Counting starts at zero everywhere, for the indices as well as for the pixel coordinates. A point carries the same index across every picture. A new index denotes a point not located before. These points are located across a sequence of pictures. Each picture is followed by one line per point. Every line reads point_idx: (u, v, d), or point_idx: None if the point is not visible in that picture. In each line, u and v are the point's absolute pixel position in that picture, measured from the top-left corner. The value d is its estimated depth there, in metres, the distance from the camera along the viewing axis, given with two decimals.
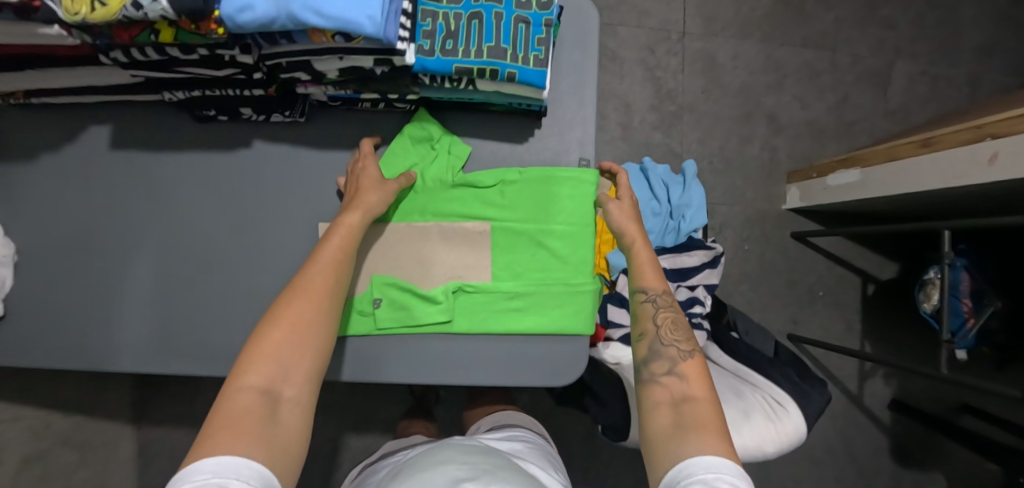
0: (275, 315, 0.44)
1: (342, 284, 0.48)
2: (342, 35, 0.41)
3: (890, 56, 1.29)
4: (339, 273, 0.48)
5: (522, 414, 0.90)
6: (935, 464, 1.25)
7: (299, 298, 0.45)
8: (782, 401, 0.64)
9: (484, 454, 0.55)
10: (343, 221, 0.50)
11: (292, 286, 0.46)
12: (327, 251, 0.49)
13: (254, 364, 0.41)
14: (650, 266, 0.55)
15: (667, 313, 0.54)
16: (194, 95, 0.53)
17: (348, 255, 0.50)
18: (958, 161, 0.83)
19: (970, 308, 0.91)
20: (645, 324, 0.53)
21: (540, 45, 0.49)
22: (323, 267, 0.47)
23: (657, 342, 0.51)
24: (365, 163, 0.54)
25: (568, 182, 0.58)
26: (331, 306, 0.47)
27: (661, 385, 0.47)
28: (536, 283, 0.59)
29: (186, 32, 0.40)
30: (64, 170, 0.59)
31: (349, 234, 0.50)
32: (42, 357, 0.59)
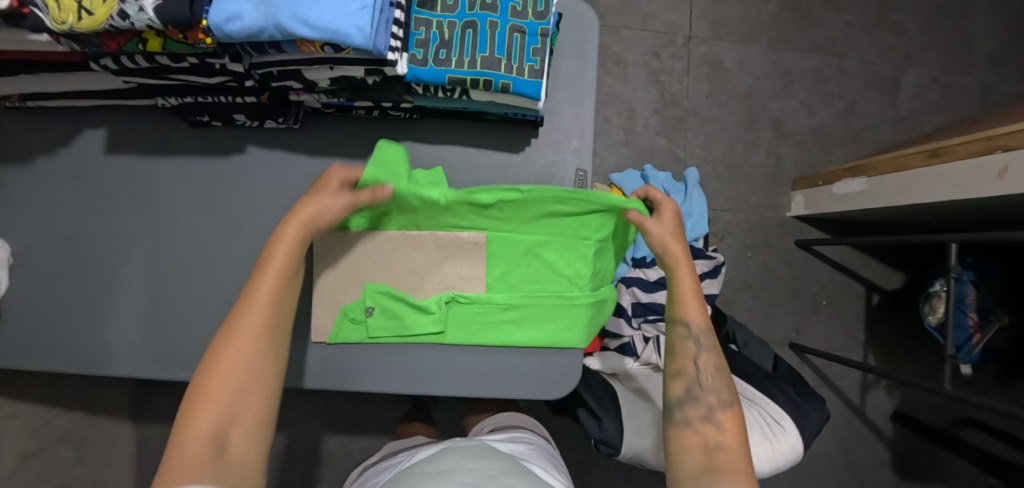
0: (213, 362, 0.42)
1: (281, 317, 0.46)
2: (331, 45, 0.40)
3: (900, 62, 1.26)
4: (275, 305, 0.46)
5: (525, 416, 0.91)
6: (938, 477, 1.23)
7: (235, 340, 0.43)
8: (779, 419, 0.63)
9: (489, 458, 0.60)
10: (281, 246, 0.47)
11: (225, 328, 0.44)
12: (264, 276, 0.45)
13: (198, 410, 0.40)
14: (694, 301, 0.53)
15: (708, 354, 0.53)
16: (186, 101, 0.52)
17: (286, 281, 0.47)
18: (967, 174, 0.81)
19: (977, 323, 0.89)
20: (682, 362, 0.53)
21: (535, 56, 0.48)
22: (257, 301, 0.45)
23: (695, 383, 0.52)
24: (327, 179, 0.50)
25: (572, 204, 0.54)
26: (272, 342, 0.45)
27: (694, 431, 0.49)
28: (531, 296, 0.58)
29: (174, 42, 0.40)
30: (60, 174, 0.59)
31: (287, 253, 0.47)
32: (36, 360, 0.59)
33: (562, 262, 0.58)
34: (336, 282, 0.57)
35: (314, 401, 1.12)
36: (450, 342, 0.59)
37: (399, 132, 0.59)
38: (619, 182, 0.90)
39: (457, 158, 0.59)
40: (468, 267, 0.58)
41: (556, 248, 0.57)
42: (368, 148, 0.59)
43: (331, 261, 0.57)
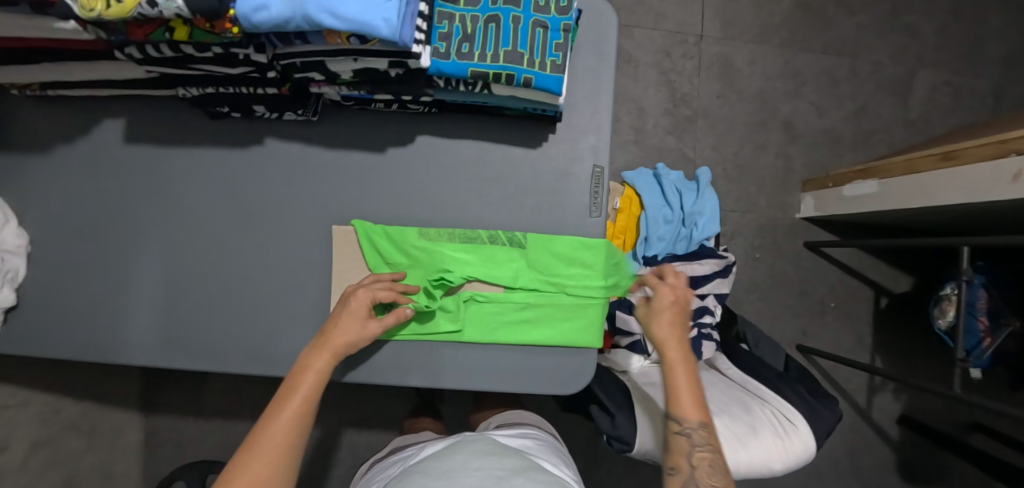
0: (226, 481, 0.41)
1: (302, 437, 0.46)
2: (357, 37, 0.40)
3: (912, 64, 1.26)
4: (301, 425, 0.46)
5: (531, 413, 0.90)
6: (944, 482, 1.23)
7: (255, 458, 0.43)
8: (791, 417, 0.63)
9: (496, 455, 0.59)
10: (312, 368, 0.49)
11: (245, 445, 0.44)
12: (292, 400, 0.47)
13: None
14: (688, 392, 0.53)
15: (703, 451, 0.51)
16: (207, 92, 0.52)
17: (313, 402, 0.48)
18: (981, 177, 0.81)
19: (987, 327, 0.89)
20: (677, 458, 0.51)
21: (557, 51, 0.48)
22: (284, 421, 0.45)
23: (693, 482, 0.50)
24: (356, 303, 0.52)
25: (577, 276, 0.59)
26: (291, 463, 0.45)
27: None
28: (549, 295, 0.59)
29: (201, 31, 0.40)
30: (77, 163, 0.59)
31: (316, 378, 0.48)
32: (51, 349, 0.59)
33: (580, 264, 0.59)
34: (358, 277, 0.59)
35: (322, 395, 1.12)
36: (467, 341, 0.59)
37: (417, 126, 0.59)
38: (632, 180, 0.89)
39: (475, 153, 0.59)
40: (488, 268, 0.59)
41: (575, 248, 0.59)
42: (386, 141, 0.59)
43: (355, 256, 0.58)
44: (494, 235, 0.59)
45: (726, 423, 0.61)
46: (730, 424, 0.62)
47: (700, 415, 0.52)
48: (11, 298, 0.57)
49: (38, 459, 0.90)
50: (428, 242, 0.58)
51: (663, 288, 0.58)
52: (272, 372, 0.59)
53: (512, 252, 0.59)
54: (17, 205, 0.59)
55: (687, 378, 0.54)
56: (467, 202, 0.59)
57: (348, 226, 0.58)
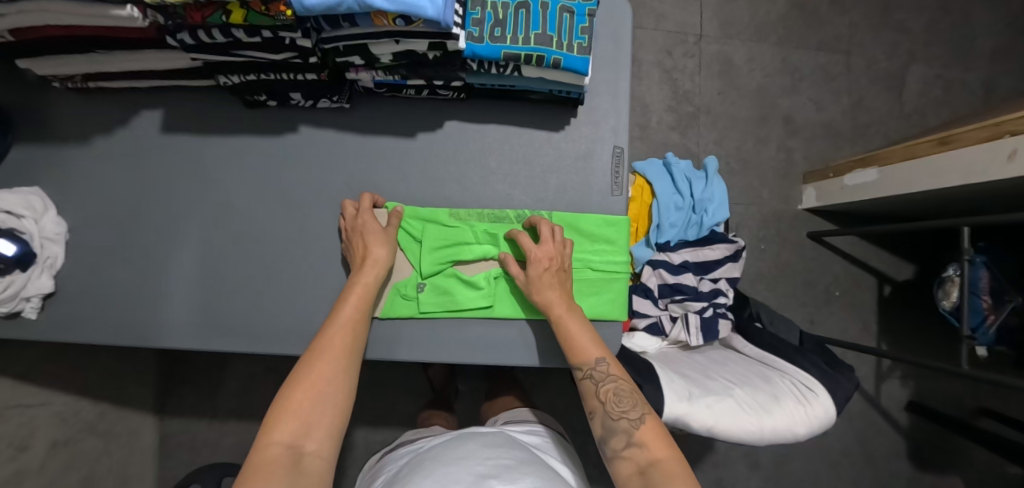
0: (298, 378, 0.47)
1: (359, 341, 0.52)
2: (402, 18, 0.43)
3: (905, 59, 1.31)
4: (356, 331, 0.52)
5: (539, 411, 0.91)
6: (955, 467, 1.24)
7: (318, 357, 0.49)
8: (810, 385, 0.65)
9: (505, 450, 0.61)
10: (358, 282, 0.54)
11: (312, 349, 0.50)
12: (346, 309, 0.53)
13: (280, 420, 0.45)
14: (573, 340, 0.54)
15: (607, 385, 0.53)
16: (247, 80, 0.55)
17: (365, 314, 0.54)
18: (979, 159, 0.84)
19: (989, 304, 0.92)
20: (592, 401, 0.54)
21: (583, 34, 0.51)
22: (342, 327, 0.51)
23: (608, 416, 0.52)
24: (363, 219, 0.56)
25: (598, 249, 0.61)
26: (352, 361, 0.51)
27: (625, 459, 0.50)
28: (575, 270, 0.61)
29: (256, 13, 0.43)
30: (117, 153, 0.61)
31: (363, 293, 0.54)
32: (88, 334, 0.60)
33: (604, 238, 0.61)
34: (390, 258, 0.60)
35: None
36: (498, 316, 0.60)
37: (445, 112, 0.61)
38: (643, 170, 0.91)
39: (502, 137, 0.62)
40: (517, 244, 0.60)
41: (598, 226, 0.61)
42: (415, 127, 0.61)
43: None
44: (521, 213, 0.61)
45: (748, 393, 0.64)
46: (752, 394, 0.64)
47: (594, 350, 0.54)
48: (50, 284, 0.58)
49: (56, 458, 0.89)
50: (459, 221, 0.60)
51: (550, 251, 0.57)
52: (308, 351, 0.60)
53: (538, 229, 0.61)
54: (55, 194, 0.61)
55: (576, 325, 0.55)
56: (495, 183, 0.62)
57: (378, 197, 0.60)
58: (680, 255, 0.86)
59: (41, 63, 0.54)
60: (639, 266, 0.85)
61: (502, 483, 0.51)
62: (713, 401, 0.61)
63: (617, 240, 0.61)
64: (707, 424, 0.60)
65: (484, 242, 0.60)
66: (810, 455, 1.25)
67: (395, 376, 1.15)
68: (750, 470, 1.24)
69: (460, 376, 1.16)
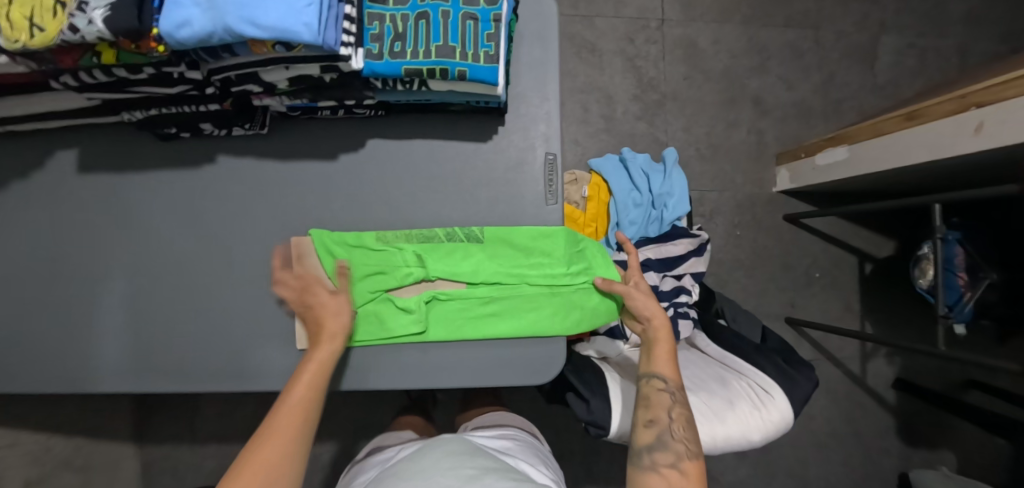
0: (239, 466, 0.44)
1: (310, 424, 0.49)
2: (282, 44, 0.40)
3: (875, 30, 1.26)
4: (307, 414, 0.49)
5: (518, 416, 0.91)
6: (945, 443, 1.22)
7: (266, 443, 0.45)
8: (767, 387, 0.63)
9: (472, 457, 0.60)
10: (312, 358, 0.51)
11: (257, 435, 0.46)
12: (297, 389, 0.49)
13: None
14: (667, 357, 0.58)
15: (679, 408, 0.56)
16: (152, 114, 0.53)
17: (318, 393, 0.50)
18: (945, 133, 0.81)
19: (965, 282, 0.87)
20: (658, 411, 0.56)
21: (489, 41, 0.48)
22: (290, 408, 0.48)
23: (666, 432, 0.54)
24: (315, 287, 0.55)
25: (534, 264, 0.60)
26: (300, 446, 0.47)
27: (660, 474, 0.51)
28: (510, 288, 0.60)
29: (127, 52, 0.40)
30: (33, 197, 0.59)
31: (318, 372, 0.51)
32: (21, 383, 0.59)
33: (581, 263, 0.62)
34: None
35: None
36: (432, 340, 0.59)
37: (367, 130, 0.59)
38: (599, 168, 0.90)
39: (428, 152, 0.59)
40: (448, 264, 0.59)
41: (532, 239, 0.60)
42: (338, 147, 0.59)
43: (316, 265, 0.59)
44: (451, 231, 0.59)
45: (701, 399, 0.62)
46: (706, 400, 0.62)
47: (677, 376, 0.58)
48: None
49: None
50: (388, 244, 0.59)
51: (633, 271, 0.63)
52: (247, 386, 0.59)
53: (470, 246, 0.60)
54: None
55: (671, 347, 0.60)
56: (425, 201, 0.60)
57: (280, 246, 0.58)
58: (642, 253, 0.84)
59: None
60: None
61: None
62: None
63: (557, 250, 0.60)
64: None
65: (413, 265, 0.59)
66: (798, 439, 1.23)
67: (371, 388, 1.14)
68: (737, 457, 1.23)
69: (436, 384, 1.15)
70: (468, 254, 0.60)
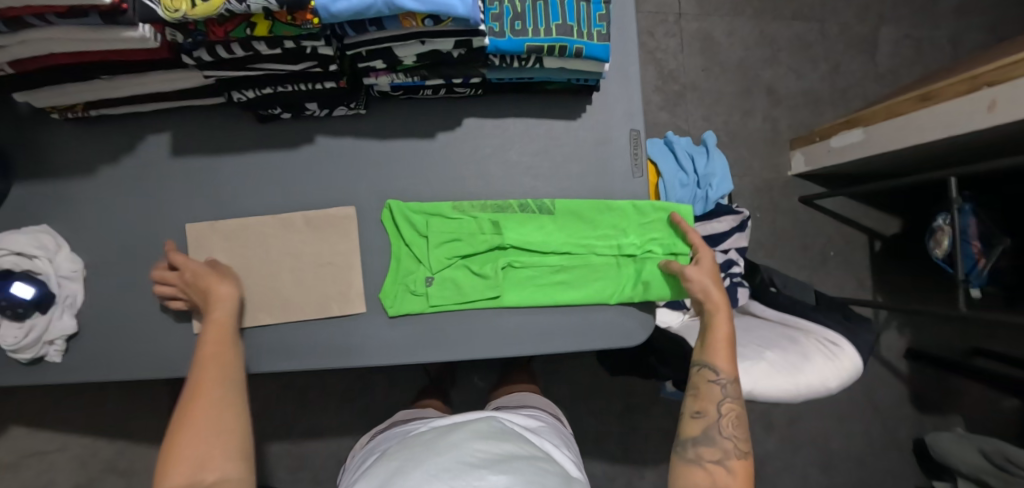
0: (173, 437, 0.44)
1: (235, 377, 0.49)
2: (432, 18, 0.42)
3: (875, 22, 1.36)
4: (228, 369, 0.49)
5: (541, 398, 0.88)
6: (954, 406, 1.31)
7: (193, 404, 0.46)
8: (836, 340, 0.68)
9: (502, 435, 0.56)
10: (210, 323, 0.51)
11: (182, 403, 0.47)
12: (206, 352, 0.49)
13: (170, 471, 0.42)
14: (726, 350, 0.58)
15: (731, 403, 0.58)
16: (262, 94, 0.53)
17: (232, 350, 0.51)
18: (959, 112, 0.89)
19: (981, 250, 0.95)
20: (706, 405, 0.58)
21: (601, 21, 0.51)
22: (208, 368, 0.48)
23: (715, 428, 0.57)
24: (185, 265, 0.53)
25: (600, 234, 0.63)
26: (233, 398, 0.48)
27: (703, 468, 0.55)
28: (580, 257, 0.62)
29: (281, 24, 0.41)
30: (124, 182, 0.59)
31: (221, 331, 0.51)
32: (118, 371, 0.58)
33: (647, 235, 0.63)
34: (411, 259, 0.60)
35: (358, 402, 1.13)
36: (507, 305, 0.60)
37: (462, 109, 0.61)
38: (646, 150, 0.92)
39: (521, 130, 0.62)
40: (521, 233, 0.61)
41: (597, 210, 0.62)
42: (434, 128, 0.61)
43: (355, 241, 0.59)
44: (524, 203, 0.61)
45: (779, 355, 0.67)
46: (783, 355, 0.67)
47: (732, 370, 0.58)
48: (73, 324, 0.57)
49: None
50: (463, 214, 0.60)
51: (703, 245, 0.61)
52: (350, 363, 0.59)
53: (541, 219, 0.62)
54: (65, 230, 0.59)
55: (729, 335, 0.60)
56: (516, 176, 0.62)
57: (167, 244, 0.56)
58: None
59: (38, 94, 0.52)
60: None
61: (490, 475, 0.46)
62: (749, 365, 0.65)
63: (630, 219, 0.63)
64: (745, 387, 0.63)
65: (489, 233, 0.60)
66: (821, 410, 1.31)
67: (416, 378, 1.15)
68: (765, 430, 1.29)
69: (477, 371, 1.17)
70: (539, 223, 0.61)
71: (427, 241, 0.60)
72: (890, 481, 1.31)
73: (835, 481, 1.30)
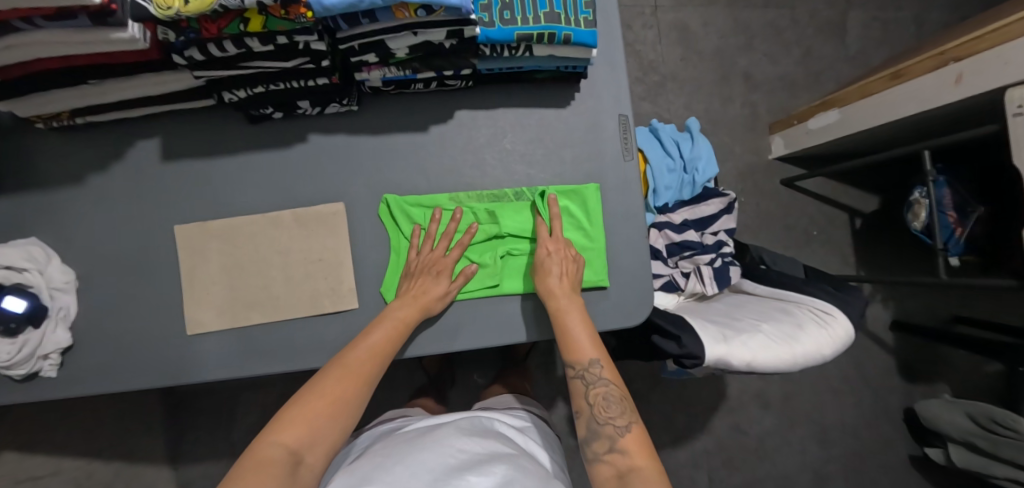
0: (321, 388, 0.48)
1: (379, 369, 0.52)
2: (424, 7, 0.43)
3: (843, 7, 1.41)
4: (379, 361, 0.52)
5: (530, 399, 0.86)
6: (939, 374, 1.36)
7: (337, 375, 0.50)
8: (827, 309, 0.72)
9: (483, 437, 0.55)
10: (394, 313, 0.55)
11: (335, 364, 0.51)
12: (374, 337, 0.53)
13: (288, 424, 0.45)
14: (577, 337, 0.56)
15: (599, 388, 0.55)
16: (253, 93, 0.53)
17: (397, 342, 0.54)
18: (928, 88, 0.92)
19: (956, 219, 1.00)
20: (580, 401, 0.56)
21: (587, 8, 0.52)
22: (364, 352, 0.52)
23: (593, 420, 0.54)
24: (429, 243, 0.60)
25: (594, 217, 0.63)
26: (367, 387, 0.51)
27: (605, 462, 0.51)
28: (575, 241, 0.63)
29: (275, 19, 0.42)
30: (115, 190, 0.58)
31: (395, 326, 0.54)
32: (119, 382, 0.57)
33: None
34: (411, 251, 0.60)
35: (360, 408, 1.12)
36: (508, 292, 0.61)
37: (454, 102, 0.62)
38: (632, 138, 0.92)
39: (512, 120, 0.63)
40: (519, 221, 0.62)
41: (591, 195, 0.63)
42: (426, 121, 0.62)
43: (344, 237, 0.59)
44: (519, 191, 0.62)
45: (775, 325, 0.70)
46: (778, 327, 0.70)
47: (594, 352, 0.56)
48: (68, 336, 0.56)
49: None
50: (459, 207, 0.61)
51: (546, 231, 0.61)
52: None
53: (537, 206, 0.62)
54: (57, 242, 0.58)
55: (580, 318, 0.57)
56: (510, 165, 0.63)
57: (457, 210, 0.61)
58: (678, 216, 0.89)
59: (22, 104, 0.51)
60: (649, 209, 0.86)
61: (472, 477, 0.45)
62: (748, 336, 0.66)
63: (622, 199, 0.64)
64: (745, 359, 0.64)
65: (486, 223, 0.62)
66: (814, 386, 1.34)
67: (416, 377, 1.15)
68: (763, 409, 1.32)
69: (477, 368, 1.17)
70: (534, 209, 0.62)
71: (423, 233, 0.60)
72: (884, 450, 1.35)
73: (832, 454, 1.33)
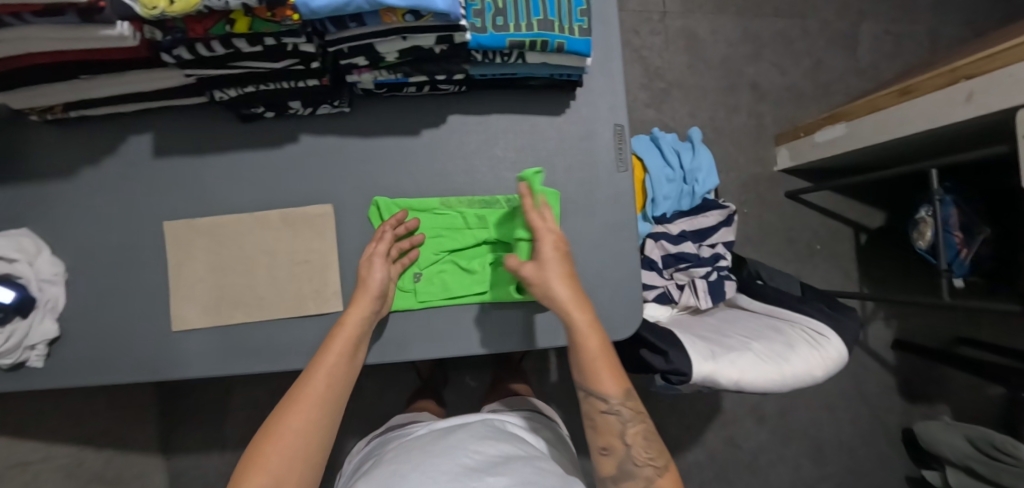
0: (270, 433, 0.47)
1: (340, 389, 0.51)
2: (412, 12, 0.42)
3: (855, 18, 1.39)
4: (337, 381, 0.51)
5: (540, 400, 0.84)
6: (939, 395, 1.34)
7: (291, 414, 0.48)
8: (820, 330, 0.71)
9: (497, 437, 0.56)
10: (343, 327, 0.52)
11: (288, 398, 0.49)
12: (329, 357, 0.51)
13: (248, 478, 0.44)
14: (610, 377, 0.54)
15: (634, 427, 0.55)
16: (243, 92, 0.53)
17: (352, 357, 0.53)
18: (938, 104, 0.90)
19: (961, 240, 0.96)
20: (612, 438, 0.56)
21: (582, 16, 0.52)
22: (320, 374, 0.50)
23: (627, 459, 0.55)
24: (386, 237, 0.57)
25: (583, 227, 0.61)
26: (331, 412, 0.50)
27: None
28: None
29: (261, 20, 0.42)
30: (106, 183, 0.58)
31: (348, 339, 0.52)
32: (104, 374, 0.58)
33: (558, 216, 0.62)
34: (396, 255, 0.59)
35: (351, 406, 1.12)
36: (495, 300, 0.60)
37: (446, 106, 0.62)
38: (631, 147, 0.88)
39: (504, 126, 0.63)
40: (509, 228, 0.61)
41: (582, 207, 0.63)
42: (417, 125, 0.61)
43: (330, 239, 0.59)
44: (512, 198, 0.62)
45: (766, 343, 0.69)
46: (769, 345, 0.69)
47: (619, 387, 0.54)
48: (55, 328, 0.56)
49: None
50: (449, 210, 0.61)
51: (545, 231, 0.53)
52: None
53: None
54: (48, 234, 0.58)
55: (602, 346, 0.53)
56: (501, 172, 0.62)
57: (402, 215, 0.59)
58: (677, 226, 0.87)
59: (16, 97, 0.51)
60: (647, 216, 0.84)
61: (491, 479, 0.45)
62: (736, 354, 0.65)
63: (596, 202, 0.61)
64: (734, 378, 0.63)
65: (476, 227, 0.61)
66: (811, 402, 1.32)
67: (408, 378, 1.15)
68: (758, 424, 1.30)
69: (470, 371, 1.17)
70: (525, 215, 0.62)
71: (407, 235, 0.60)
72: (880, 470, 1.33)
73: (827, 472, 1.32)
